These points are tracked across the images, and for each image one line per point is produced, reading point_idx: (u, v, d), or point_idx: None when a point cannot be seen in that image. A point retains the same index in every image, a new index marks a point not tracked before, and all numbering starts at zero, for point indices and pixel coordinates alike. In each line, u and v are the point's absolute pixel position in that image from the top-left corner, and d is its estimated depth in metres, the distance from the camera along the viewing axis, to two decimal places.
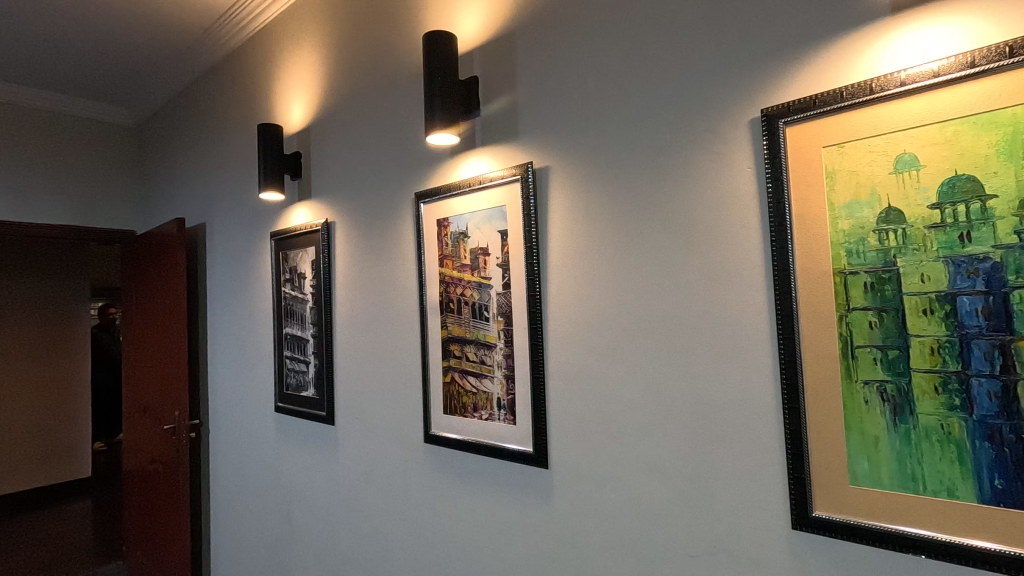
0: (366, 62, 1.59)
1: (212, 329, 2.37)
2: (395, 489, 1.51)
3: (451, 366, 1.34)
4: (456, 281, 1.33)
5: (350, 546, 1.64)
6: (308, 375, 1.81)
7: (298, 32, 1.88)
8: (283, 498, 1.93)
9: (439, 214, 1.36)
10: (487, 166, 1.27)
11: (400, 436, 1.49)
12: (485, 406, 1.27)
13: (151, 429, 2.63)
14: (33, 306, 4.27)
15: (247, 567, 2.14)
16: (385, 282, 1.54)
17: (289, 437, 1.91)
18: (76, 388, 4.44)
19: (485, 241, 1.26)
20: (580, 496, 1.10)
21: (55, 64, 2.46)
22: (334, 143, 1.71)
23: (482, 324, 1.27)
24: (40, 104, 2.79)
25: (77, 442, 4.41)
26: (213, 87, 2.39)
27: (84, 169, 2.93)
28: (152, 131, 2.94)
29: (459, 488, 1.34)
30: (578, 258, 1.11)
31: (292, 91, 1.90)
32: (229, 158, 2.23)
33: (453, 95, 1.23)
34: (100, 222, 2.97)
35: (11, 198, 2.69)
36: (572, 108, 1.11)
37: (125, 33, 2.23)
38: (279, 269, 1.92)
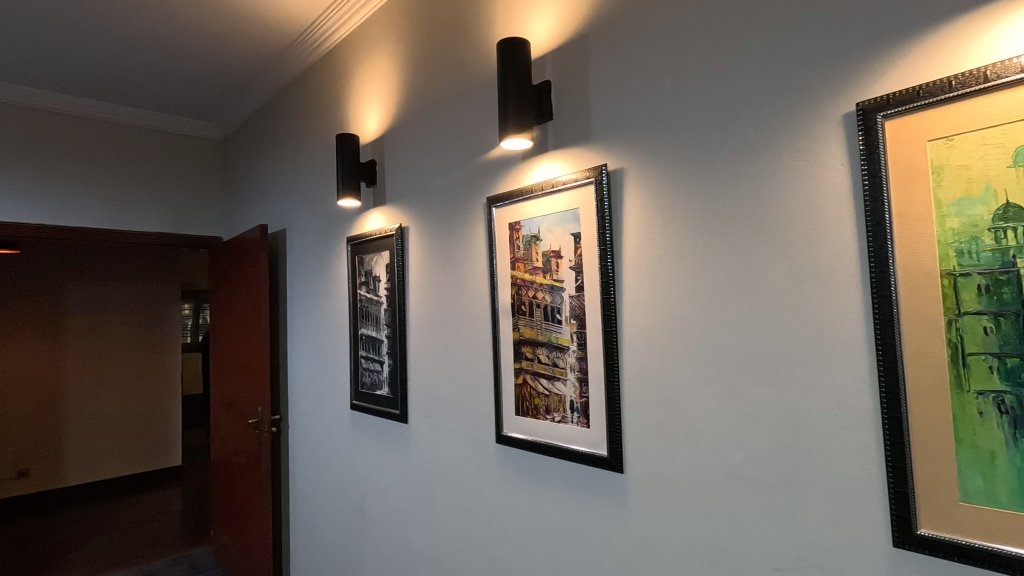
0: (438, 71, 1.64)
1: (291, 329, 2.50)
2: (466, 489, 1.54)
3: (523, 368, 1.36)
4: (527, 283, 1.34)
5: (422, 543, 1.69)
6: (382, 374, 1.88)
7: (372, 45, 1.96)
8: (357, 492, 2.02)
9: (511, 217, 1.38)
10: (559, 169, 1.28)
11: (472, 436, 1.52)
12: (557, 409, 1.28)
13: (236, 423, 2.81)
14: (133, 306, 4.67)
15: (322, 556, 2.25)
16: (458, 285, 1.57)
17: (363, 433, 1.99)
18: (168, 384, 4.81)
19: (557, 244, 1.27)
20: (656, 503, 1.09)
21: (154, 83, 2.69)
22: (407, 150, 1.77)
23: (555, 327, 1.28)
24: (139, 122, 3.06)
25: (168, 432, 4.80)
26: (293, 100, 2.53)
27: (176, 182, 3.19)
28: (237, 144, 3.15)
29: (530, 489, 1.35)
30: (655, 261, 1.09)
31: (367, 102, 1.98)
32: (308, 168, 2.35)
33: (526, 100, 1.24)
34: (192, 229, 3.23)
35: (116, 208, 2.98)
36: (649, 108, 1.10)
37: (215, 53, 2.41)
38: (355, 271, 2.00)
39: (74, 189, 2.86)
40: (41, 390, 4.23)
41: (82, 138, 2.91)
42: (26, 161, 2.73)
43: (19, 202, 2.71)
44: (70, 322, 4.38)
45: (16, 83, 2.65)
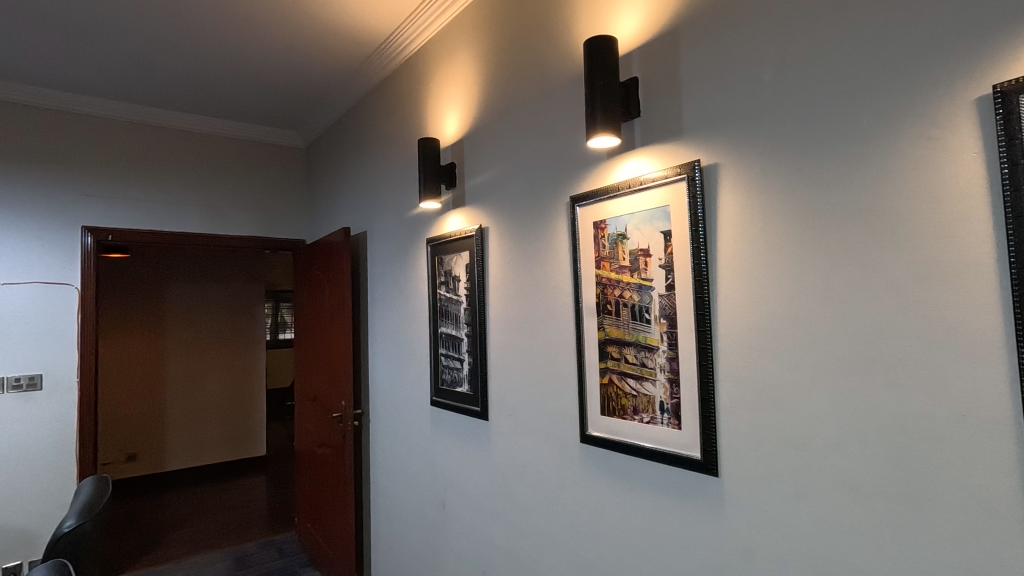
0: (519, 73, 1.66)
1: (373, 327, 2.61)
2: (549, 487, 1.55)
3: (609, 368, 1.35)
4: (613, 282, 1.33)
5: (504, 538, 1.72)
6: (462, 372, 1.92)
7: (451, 50, 2.01)
8: (438, 486, 2.08)
9: (596, 216, 1.37)
10: (647, 167, 1.26)
11: (555, 435, 1.53)
12: (646, 409, 1.26)
13: (319, 416, 2.96)
14: (223, 306, 5.00)
15: (403, 547, 2.33)
16: (539, 284, 1.58)
17: (443, 429, 2.04)
18: (254, 380, 5.11)
19: (646, 242, 1.25)
20: (756, 509, 1.05)
21: (246, 96, 2.88)
22: (488, 152, 1.80)
23: (643, 326, 1.26)
24: (231, 133, 3.28)
25: (255, 424, 5.12)
26: (373, 107, 2.63)
27: (264, 189, 3.40)
28: (320, 152, 3.31)
29: (616, 490, 1.34)
30: (754, 258, 1.05)
31: (446, 106, 2.04)
32: (389, 172, 2.44)
33: (614, 98, 1.23)
34: (278, 233, 3.43)
35: (211, 215, 3.21)
36: (747, 100, 1.07)
37: (300, 66, 2.54)
38: (435, 271, 2.06)
39: (177, 198, 3.12)
40: (145, 382, 4.62)
41: (183, 150, 3.15)
42: (136, 172, 3.01)
43: (131, 210, 2.98)
44: (170, 320, 4.76)
45: (126, 101, 2.90)
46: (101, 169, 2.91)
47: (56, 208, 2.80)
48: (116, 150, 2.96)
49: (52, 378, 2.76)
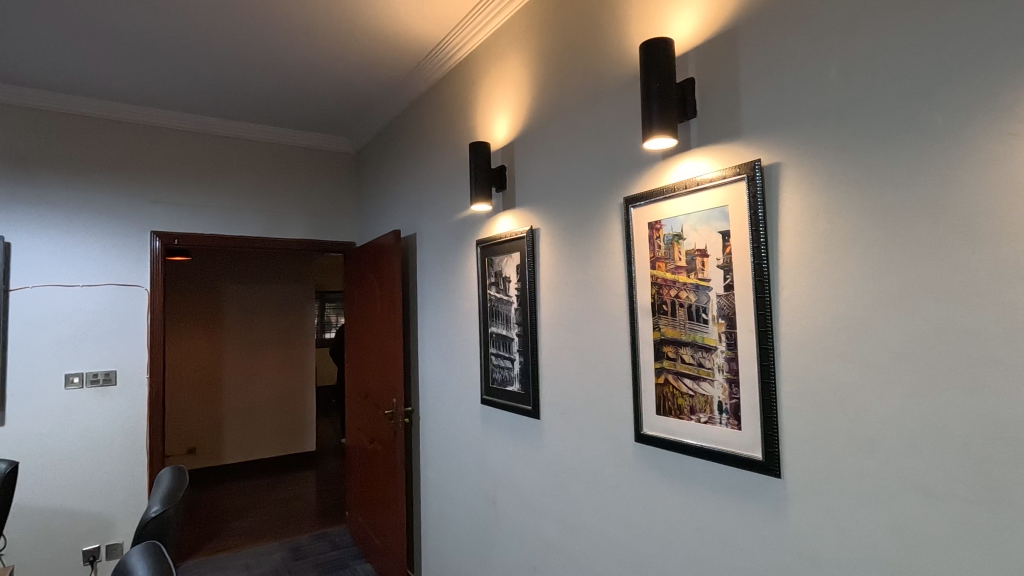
0: (570, 76, 1.68)
1: (422, 327, 2.67)
2: (603, 485, 1.56)
3: (665, 367, 1.36)
4: (669, 283, 1.34)
5: (556, 535, 1.74)
6: (513, 371, 1.95)
7: (502, 54, 2.05)
8: (488, 483, 2.12)
9: (651, 217, 1.38)
10: (704, 167, 1.26)
11: (609, 434, 1.54)
12: (703, 409, 1.26)
13: (371, 413, 3.05)
14: (274, 306, 5.20)
15: (453, 542, 2.38)
16: (592, 284, 1.60)
17: (494, 427, 2.08)
18: (304, 377, 5.29)
19: (703, 243, 1.25)
20: (820, 511, 1.04)
21: (301, 104, 3.00)
22: (539, 154, 1.83)
23: (700, 326, 1.26)
24: (286, 140, 3.42)
25: (305, 420, 5.30)
26: (422, 112, 2.70)
27: (316, 194, 3.52)
28: (369, 156, 3.42)
29: (673, 490, 1.35)
30: (818, 258, 1.05)
31: (496, 110, 2.08)
32: (438, 175, 2.50)
33: (671, 100, 1.23)
34: (330, 236, 3.56)
35: (267, 219, 3.35)
36: (810, 99, 1.06)
37: (353, 74, 2.63)
38: (485, 272, 2.10)
39: (236, 203, 3.27)
40: (203, 379, 4.84)
41: (242, 157, 3.30)
42: (199, 179, 3.17)
43: (194, 216, 3.15)
44: (226, 320, 4.98)
45: (191, 112, 3.06)
46: (168, 178, 3.09)
47: (128, 214, 2.98)
48: (181, 159, 3.13)
49: (125, 374, 2.93)
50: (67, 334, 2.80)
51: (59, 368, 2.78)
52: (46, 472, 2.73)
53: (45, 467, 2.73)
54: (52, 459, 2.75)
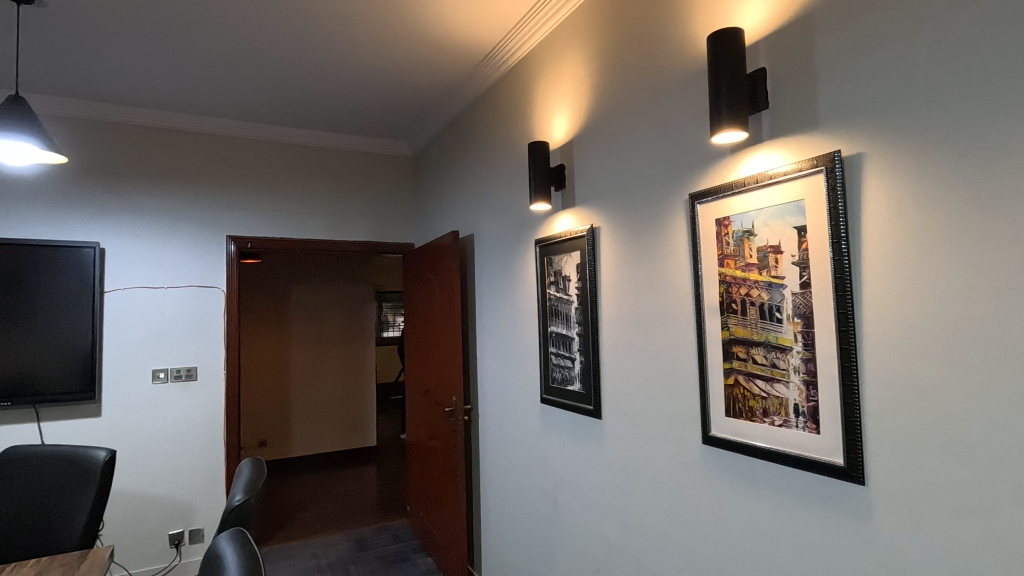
0: (632, 71, 1.66)
1: (481, 326, 2.71)
2: (668, 488, 1.53)
3: (735, 368, 1.32)
4: (739, 281, 1.29)
5: (620, 536, 1.72)
6: (574, 371, 1.94)
7: (560, 53, 2.05)
8: (549, 482, 2.12)
9: (719, 213, 1.34)
10: (777, 160, 1.21)
11: (674, 436, 1.51)
12: (778, 412, 1.22)
13: (431, 411, 3.11)
14: (337, 306, 5.40)
15: (513, 539, 2.40)
16: (656, 283, 1.57)
17: (554, 426, 2.08)
18: (365, 375, 5.47)
19: (776, 239, 1.20)
20: (910, 522, 0.98)
21: (362, 111, 3.10)
22: (599, 152, 1.82)
23: (774, 326, 1.22)
24: (348, 146, 3.54)
25: (366, 416, 5.48)
26: (480, 113, 2.73)
27: (376, 197, 3.63)
28: (427, 159, 3.49)
29: (744, 494, 1.30)
30: (906, 252, 0.99)
31: (554, 108, 2.08)
32: (496, 176, 2.52)
33: (741, 92, 1.19)
34: (390, 238, 3.66)
35: (331, 222, 3.49)
36: (895, 84, 1.00)
37: (413, 80, 2.69)
38: (544, 272, 2.10)
39: (303, 208, 3.42)
40: (272, 375, 5.09)
41: (307, 163, 3.45)
42: (270, 186, 3.34)
43: (264, 221, 3.31)
44: (293, 319, 5.21)
45: (261, 122, 3.23)
46: (242, 185, 3.27)
47: (207, 220, 3.17)
48: (252, 167, 3.30)
49: (205, 370, 3.13)
50: (154, 332, 3.02)
51: (147, 364, 3.00)
52: (137, 460, 2.95)
53: (137, 455, 2.95)
54: (142, 448, 2.96)
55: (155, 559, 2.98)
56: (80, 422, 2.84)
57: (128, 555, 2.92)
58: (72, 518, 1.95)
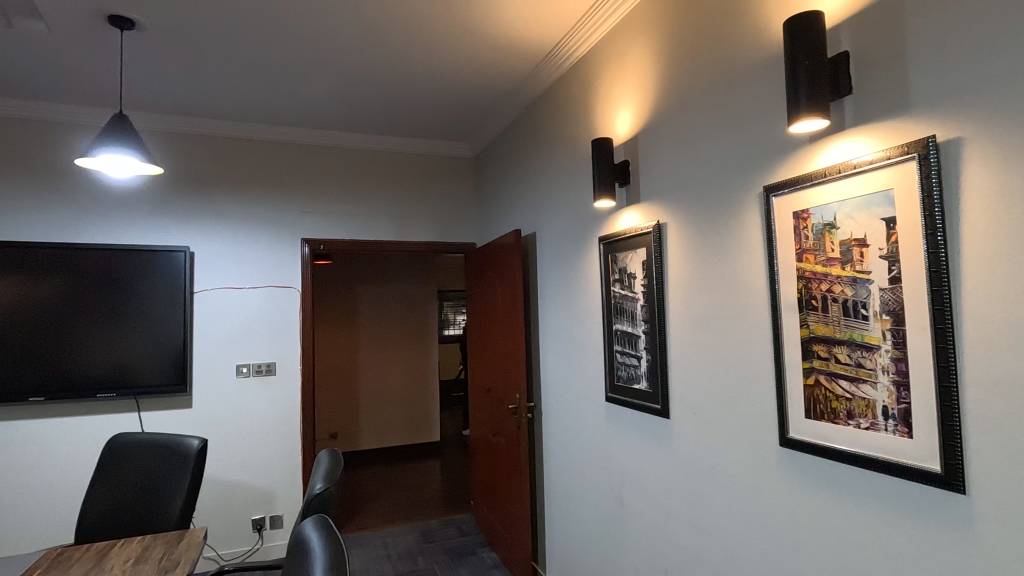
0: (701, 62, 1.62)
1: (544, 324, 2.72)
2: (742, 491, 1.49)
3: (815, 368, 1.26)
4: (819, 276, 1.24)
5: (690, 539, 1.68)
6: (640, 369, 1.91)
7: (624, 47, 2.02)
8: (615, 481, 2.11)
9: (797, 206, 1.28)
10: (862, 148, 1.15)
11: (749, 438, 1.46)
12: (864, 414, 1.15)
13: (494, 407, 3.15)
14: (402, 305, 5.57)
15: (578, 537, 2.40)
16: (727, 279, 1.52)
17: (620, 425, 2.06)
18: (428, 371, 5.62)
19: (862, 231, 1.14)
20: (1019, 536, 0.91)
21: (426, 115, 3.18)
22: (666, 146, 1.78)
23: (859, 323, 1.15)
24: (412, 149, 3.64)
25: (429, 412, 5.62)
26: (541, 112, 2.73)
27: (439, 198, 3.72)
28: (489, 159, 3.54)
29: (826, 501, 1.25)
30: (1013, 244, 0.91)
31: (618, 103, 2.06)
32: (559, 173, 2.52)
33: (821, 78, 1.14)
34: (453, 237, 3.74)
35: (397, 223, 3.60)
36: (1001, 63, 0.92)
37: (475, 82, 2.73)
38: (608, 269, 2.09)
39: (370, 210, 3.55)
40: (342, 371, 5.31)
41: (374, 167, 3.57)
42: (339, 190, 3.49)
43: (335, 223, 3.46)
44: (361, 317, 5.42)
45: (332, 129, 3.38)
46: (314, 190, 3.43)
47: (284, 224, 3.35)
48: (324, 173, 3.46)
49: (283, 366, 3.31)
50: (237, 330, 3.22)
51: (231, 360, 3.21)
52: (223, 449, 3.17)
53: (224, 444, 3.17)
54: (228, 438, 3.18)
55: (241, 541, 3.19)
56: (173, 413, 3.08)
57: (217, 537, 3.14)
58: (170, 501, 2.11)
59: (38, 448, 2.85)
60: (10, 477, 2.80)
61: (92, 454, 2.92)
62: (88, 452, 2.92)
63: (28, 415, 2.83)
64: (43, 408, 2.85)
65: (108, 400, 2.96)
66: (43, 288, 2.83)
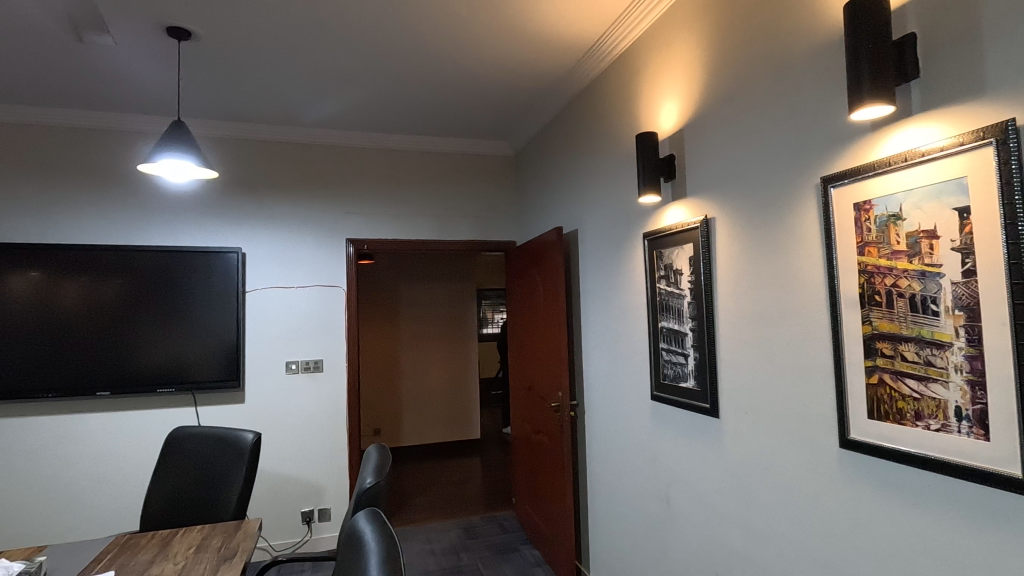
0: (753, 50, 1.56)
1: (586, 322, 2.70)
2: (798, 494, 1.44)
3: (879, 366, 1.20)
4: (883, 270, 1.18)
5: (742, 541, 1.64)
6: (687, 367, 1.87)
7: (668, 39, 1.98)
8: (661, 481, 2.07)
9: (857, 197, 1.23)
10: (930, 134, 1.09)
11: (805, 439, 1.41)
12: (934, 415, 1.09)
13: (536, 405, 3.15)
14: (442, 304, 5.64)
15: (623, 537, 2.37)
16: (781, 274, 1.47)
17: (666, 424, 2.03)
18: (468, 369, 5.66)
19: (931, 222, 1.08)
20: None
21: (467, 114, 3.20)
22: (714, 138, 1.74)
23: (928, 319, 1.10)
24: (452, 149, 3.67)
25: (469, 410, 5.66)
26: (582, 107, 2.71)
27: (479, 197, 3.74)
28: (528, 157, 3.53)
29: (890, 506, 1.19)
30: None
31: (663, 96, 2.02)
32: (601, 169, 2.50)
33: (886, 63, 1.08)
34: (493, 236, 3.75)
35: (438, 222, 3.64)
36: None
37: (515, 80, 2.73)
38: (653, 266, 2.05)
39: (412, 210, 3.60)
40: (385, 368, 5.41)
41: (415, 167, 3.62)
42: (382, 190, 3.55)
43: (379, 223, 3.53)
44: (403, 316, 5.51)
45: (374, 131, 3.44)
46: (358, 191, 3.50)
47: (329, 225, 3.44)
48: (367, 174, 3.53)
49: (329, 363, 3.40)
50: (286, 328, 3.32)
51: (281, 357, 3.31)
52: (274, 443, 3.28)
53: (274, 439, 3.28)
54: (278, 432, 3.28)
55: (291, 532, 3.29)
56: (227, 408, 3.20)
57: (269, 527, 3.25)
58: (227, 492, 2.20)
59: (106, 440, 3.01)
60: (81, 467, 2.98)
61: (153, 447, 3.07)
62: (150, 445, 3.07)
63: (96, 409, 3.00)
64: (109, 402, 3.02)
65: (167, 395, 3.10)
66: (108, 288, 2.98)
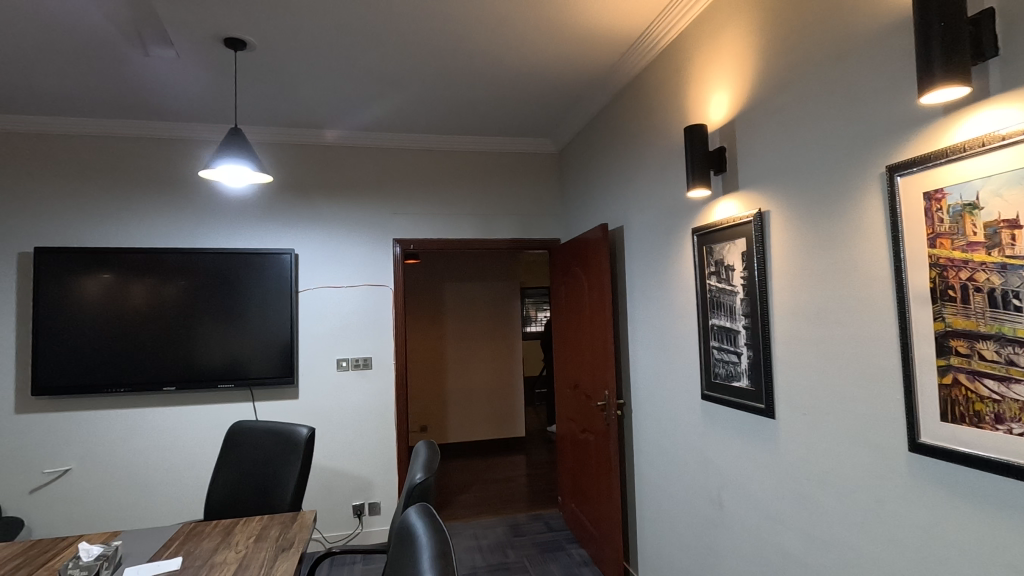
0: (810, 35, 1.50)
1: (633, 319, 2.66)
2: (861, 499, 1.37)
3: (953, 366, 1.13)
4: (958, 263, 1.11)
5: (800, 546, 1.58)
6: (740, 366, 1.82)
7: (718, 28, 1.92)
8: (713, 482, 2.01)
9: (928, 186, 1.16)
10: (1012, 116, 1.01)
11: (869, 441, 1.34)
12: (1018, 418, 1.02)
13: (581, 404, 3.13)
14: (487, 302, 5.68)
15: (672, 539, 2.33)
16: (843, 269, 1.40)
17: (718, 424, 1.97)
18: (512, 367, 5.68)
19: (1013, 210, 1.01)
20: None
21: (509, 113, 3.20)
22: (768, 128, 1.67)
23: (1010, 315, 1.02)
24: (496, 147, 3.68)
25: (514, 408, 5.68)
26: (627, 102, 2.66)
27: (523, 195, 3.74)
28: (572, 153, 3.51)
29: (965, 514, 1.12)
30: None
31: (712, 87, 1.96)
32: (647, 164, 2.45)
33: (960, 41, 1.01)
34: (537, 234, 3.74)
35: (481, 221, 3.66)
36: None
37: (558, 76, 2.71)
38: (704, 262, 2.00)
39: (456, 209, 3.64)
40: (430, 366, 5.50)
41: (459, 167, 3.65)
42: (426, 191, 3.60)
43: (424, 223, 3.58)
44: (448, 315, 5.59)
45: (419, 133, 3.49)
46: (403, 192, 3.57)
47: (376, 225, 3.52)
48: (412, 174, 3.58)
49: (378, 361, 3.48)
50: (336, 326, 3.42)
51: (332, 355, 3.41)
52: (326, 438, 3.38)
53: (326, 433, 3.38)
54: (330, 427, 3.39)
55: (343, 525, 3.39)
56: (282, 403, 3.32)
57: (322, 519, 3.35)
58: (284, 485, 2.28)
59: (172, 432, 3.18)
60: (150, 458, 3.15)
61: (214, 439, 3.22)
62: (212, 437, 3.22)
63: (163, 403, 3.17)
64: (175, 397, 3.19)
65: (227, 390, 3.24)
66: (172, 288, 3.15)
